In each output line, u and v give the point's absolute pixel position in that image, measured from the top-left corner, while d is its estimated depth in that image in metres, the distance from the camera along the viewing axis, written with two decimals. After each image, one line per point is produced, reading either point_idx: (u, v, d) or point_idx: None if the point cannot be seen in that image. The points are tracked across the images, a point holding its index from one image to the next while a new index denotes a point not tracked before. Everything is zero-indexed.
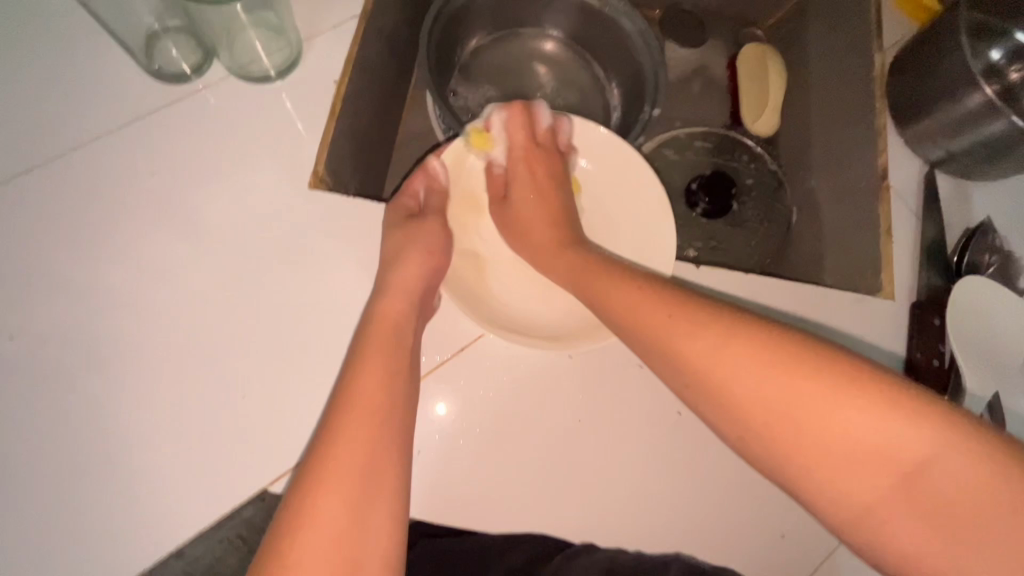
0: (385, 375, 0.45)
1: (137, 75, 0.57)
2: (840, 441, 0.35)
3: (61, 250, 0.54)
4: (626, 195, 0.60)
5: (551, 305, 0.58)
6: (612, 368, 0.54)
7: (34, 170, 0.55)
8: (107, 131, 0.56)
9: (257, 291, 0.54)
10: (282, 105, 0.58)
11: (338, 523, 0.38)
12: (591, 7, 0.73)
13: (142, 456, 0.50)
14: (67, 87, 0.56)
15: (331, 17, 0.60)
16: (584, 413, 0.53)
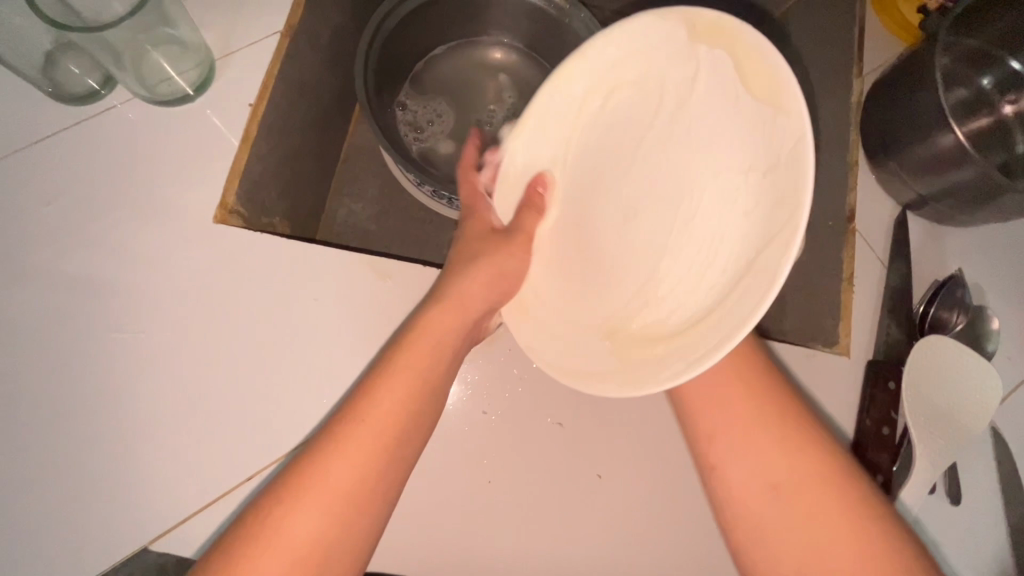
0: (409, 381, 0.43)
1: (42, 94, 0.54)
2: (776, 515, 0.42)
3: None
4: (715, 103, 0.39)
5: (658, 305, 0.42)
6: (530, 426, 0.51)
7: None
8: (4, 154, 0.53)
9: (156, 329, 0.50)
10: (193, 129, 0.54)
11: (307, 522, 0.37)
12: (547, 15, 0.67)
13: (14, 509, 0.47)
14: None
15: (249, 32, 0.56)
16: (495, 473, 0.50)
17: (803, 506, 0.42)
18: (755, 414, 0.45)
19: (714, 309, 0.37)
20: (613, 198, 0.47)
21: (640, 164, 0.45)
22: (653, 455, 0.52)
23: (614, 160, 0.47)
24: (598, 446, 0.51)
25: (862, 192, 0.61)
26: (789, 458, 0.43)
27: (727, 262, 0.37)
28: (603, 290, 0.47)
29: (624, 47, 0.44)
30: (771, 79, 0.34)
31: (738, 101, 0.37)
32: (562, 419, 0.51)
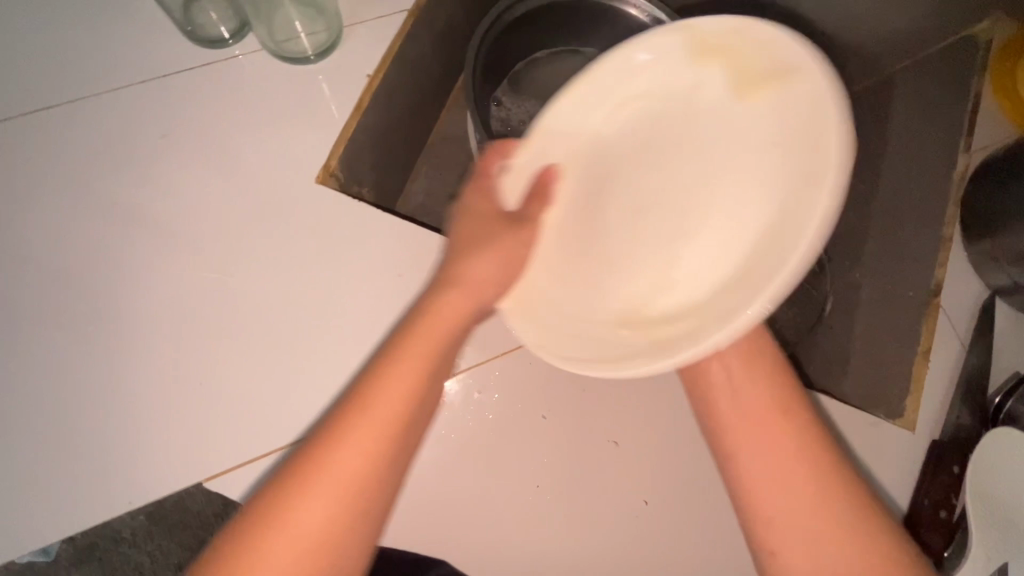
0: (421, 360, 0.41)
1: (174, 32, 0.56)
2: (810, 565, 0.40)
3: (61, 191, 0.52)
4: (676, 67, 0.46)
5: (672, 288, 0.44)
6: (585, 438, 0.51)
7: (55, 107, 0.54)
8: (132, 82, 0.55)
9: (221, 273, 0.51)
10: (310, 89, 0.55)
11: (315, 514, 0.36)
12: None
13: (81, 420, 0.48)
14: (105, 30, 0.56)
15: (378, 7, 0.57)
16: (544, 479, 0.50)
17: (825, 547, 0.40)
18: (776, 443, 0.43)
19: (701, 310, 0.41)
20: (652, 167, 0.47)
21: (670, 146, 0.46)
22: (704, 493, 0.51)
23: (635, 149, 0.47)
24: (649, 472, 0.51)
25: (950, 269, 0.60)
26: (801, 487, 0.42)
27: (755, 227, 0.40)
28: (613, 272, 0.47)
29: (620, 72, 0.47)
30: (767, 79, 0.41)
31: (763, 116, 0.42)
32: (617, 437, 0.51)
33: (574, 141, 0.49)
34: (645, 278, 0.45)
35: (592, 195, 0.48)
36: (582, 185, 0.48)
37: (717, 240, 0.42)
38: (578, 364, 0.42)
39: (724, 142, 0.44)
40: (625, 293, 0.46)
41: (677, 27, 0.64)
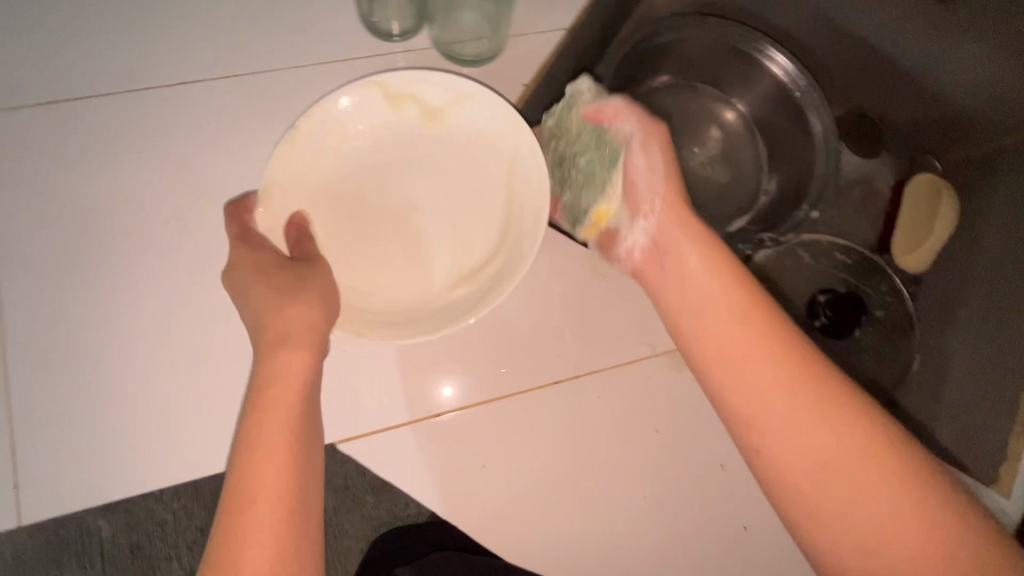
0: (300, 344, 0.47)
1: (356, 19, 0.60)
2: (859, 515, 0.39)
3: (244, 160, 0.58)
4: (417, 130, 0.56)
5: (413, 266, 0.55)
6: (692, 458, 0.52)
7: (240, 80, 0.59)
8: (312, 66, 0.60)
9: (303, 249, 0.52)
10: None
11: (276, 463, 0.43)
12: (786, 88, 0.70)
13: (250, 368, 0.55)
14: (294, 8, 0.60)
15: (541, 25, 0.61)
16: (649, 491, 0.52)
17: (865, 482, 0.39)
18: (768, 387, 0.43)
19: (497, 255, 0.54)
20: (381, 204, 0.55)
21: (400, 167, 0.56)
22: None
23: (371, 168, 0.56)
24: (752, 499, 0.52)
25: None
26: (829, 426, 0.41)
27: (484, 240, 0.55)
28: (372, 275, 0.54)
29: (357, 103, 0.55)
30: (447, 109, 0.56)
31: (467, 134, 0.56)
32: (723, 460, 0.52)
33: (297, 189, 0.54)
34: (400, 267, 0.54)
35: (353, 228, 0.54)
36: (335, 215, 0.54)
37: (442, 214, 0.56)
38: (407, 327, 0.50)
39: (411, 153, 0.56)
40: (386, 280, 0.54)
41: (803, 80, 0.69)
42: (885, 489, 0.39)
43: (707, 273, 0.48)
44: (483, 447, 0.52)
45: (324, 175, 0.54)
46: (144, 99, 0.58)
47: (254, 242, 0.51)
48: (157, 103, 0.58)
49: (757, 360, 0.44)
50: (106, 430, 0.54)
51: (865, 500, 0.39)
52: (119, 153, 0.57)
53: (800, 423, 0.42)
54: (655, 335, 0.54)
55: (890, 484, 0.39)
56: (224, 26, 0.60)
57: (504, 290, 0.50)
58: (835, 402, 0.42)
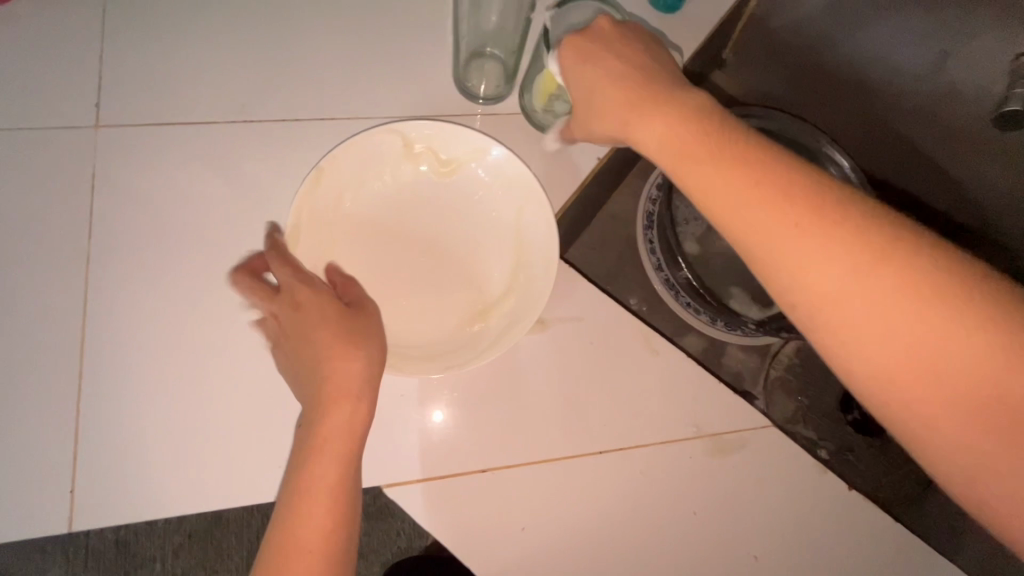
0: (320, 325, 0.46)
1: (443, 61, 0.59)
2: (946, 419, 0.30)
3: (282, 182, 0.54)
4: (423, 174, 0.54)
5: (417, 319, 0.52)
6: (725, 547, 0.52)
7: (291, 97, 0.55)
8: (374, 96, 0.57)
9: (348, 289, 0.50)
10: (540, 154, 0.59)
11: (327, 482, 0.43)
12: None
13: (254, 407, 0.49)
14: (378, 36, 0.58)
15: None
16: (682, 573, 0.52)
17: (954, 353, 0.29)
18: (869, 289, 0.31)
19: (489, 315, 0.52)
20: (404, 237, 0.53)
21: (423, 209, 0.54)
22: None
23: (399, 211, 0.53)
24: None
25: None
26: (892, 312, 0.31)
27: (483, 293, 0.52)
28: (403, 313, 0.52)
29: (388, 155, 0.53)
30: (457, 162, 0.54)
31: (487, 175, 0.54)
32: (756, 551, 0.52)
33: (326, 230, 0.51)
34: (408, 313, 0.52)
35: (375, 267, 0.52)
36: (361, 259, 0.52)
37: (442, 264, 0.53)
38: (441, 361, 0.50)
39: (413, 199, 0.54)
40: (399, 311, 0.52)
41: (857, 183, 0.72)
42: (966, 352, 0.29)
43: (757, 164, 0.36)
44: (520, 511, 0.51)
45: (360, 221, 0.52)
46: (201, 106, 0.54)
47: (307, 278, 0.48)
48: (215, 110, 0.54)
49: (799, 227, 0.33)
50: (94, 449, 0.47)
51: (949, 383, 0.30)
52: (172, 155, 0.53)
53: (888, 302, 0.31)
54: (702, 418, 0.55)
55: (958, 331, 0.29)
56: (299, 43, 0.57)
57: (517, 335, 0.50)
58: (886, 266, 0.31)
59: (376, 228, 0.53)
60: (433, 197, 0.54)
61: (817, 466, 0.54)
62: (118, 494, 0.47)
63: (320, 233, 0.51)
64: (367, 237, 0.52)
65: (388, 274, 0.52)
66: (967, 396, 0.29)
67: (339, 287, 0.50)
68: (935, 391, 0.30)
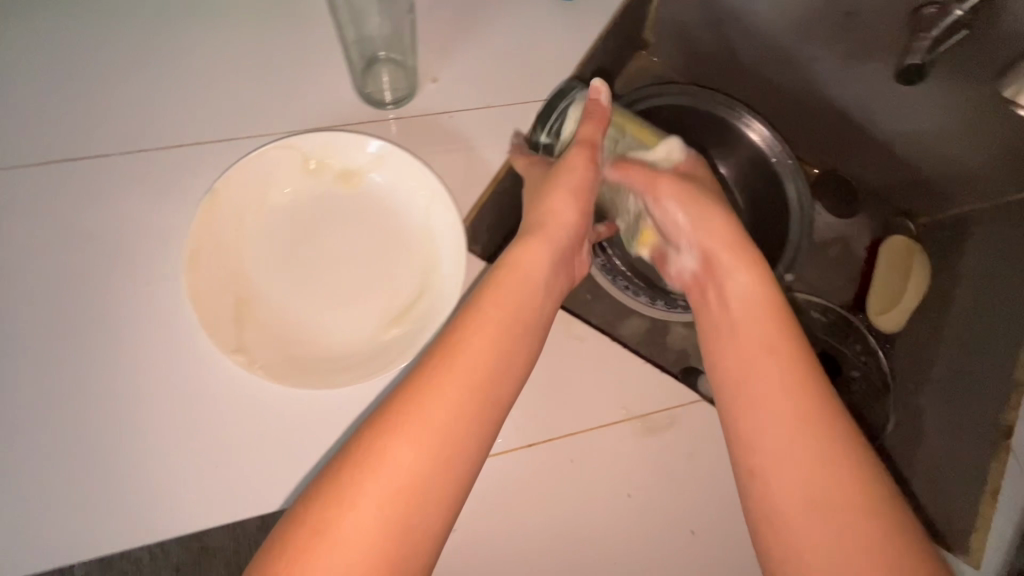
0: (489, 342, 0.46)
1: (342, 72, 0.59)
2: (799, 520, 0.39)
3: (183, 207, 0.53)
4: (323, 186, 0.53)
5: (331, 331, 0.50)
6: (660, 525, 0.53)
7: (192, 123, 0.55)
8: (278, 114, 0.57)
9: (253, 307, 0.49)
10: (451, 154, 0.59)
11: (405, 469, 0.39)
12: (761, 155, 0.74)
13: (168, 438, 0.48)
14: (273, 54, 0.58)
15: (525, 91, 0.62)
16: (619, 556, 0.52)
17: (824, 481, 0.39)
18: (777, 422, 0.42)
19: (402, 320, 0.51)
20: (313, 245, 0.52)
21: (330, 217, 0.53)
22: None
23: (303, 223, 0.52)
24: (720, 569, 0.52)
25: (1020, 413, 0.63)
26: (805, 441, 0.41)
27: (394, 300, 0.51)
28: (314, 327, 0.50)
29: (287, 169, 0.53)
30: (357, 171, 0.54)
31: (389, 181, 0.54)
32: (693, 526, 0.53)
33: (222, 253, 0.50)
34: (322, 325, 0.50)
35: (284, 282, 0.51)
36: (267, 272, 0.50)
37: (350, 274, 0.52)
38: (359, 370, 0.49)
39: (314, 212, 0.53)
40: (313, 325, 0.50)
41: (779, 148, 0.72)
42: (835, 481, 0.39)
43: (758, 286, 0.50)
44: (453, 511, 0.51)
45: (264, 235, 0.51)
46: (101, 139, 0.54)
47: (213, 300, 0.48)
48: (111, 143, 0.54)
49: (771, 363, 0.45)
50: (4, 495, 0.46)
51: (813, 508, 0.39)
52: (68, 190, 0.52)
53: (807, 440, 0.41)
54: (631, 400, 0.55)
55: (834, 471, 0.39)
56: (193, 69, 0.57)
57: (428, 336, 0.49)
58: (814, 418, 0.41)
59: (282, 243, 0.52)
60: (334, 207, 0.53)
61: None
62: (29, 539, 0.46)
63: (225, 252, 0.50)
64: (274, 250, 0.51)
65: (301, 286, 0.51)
66: (822, 510, 0.38)
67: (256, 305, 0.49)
68: (803, 496, 0.39)
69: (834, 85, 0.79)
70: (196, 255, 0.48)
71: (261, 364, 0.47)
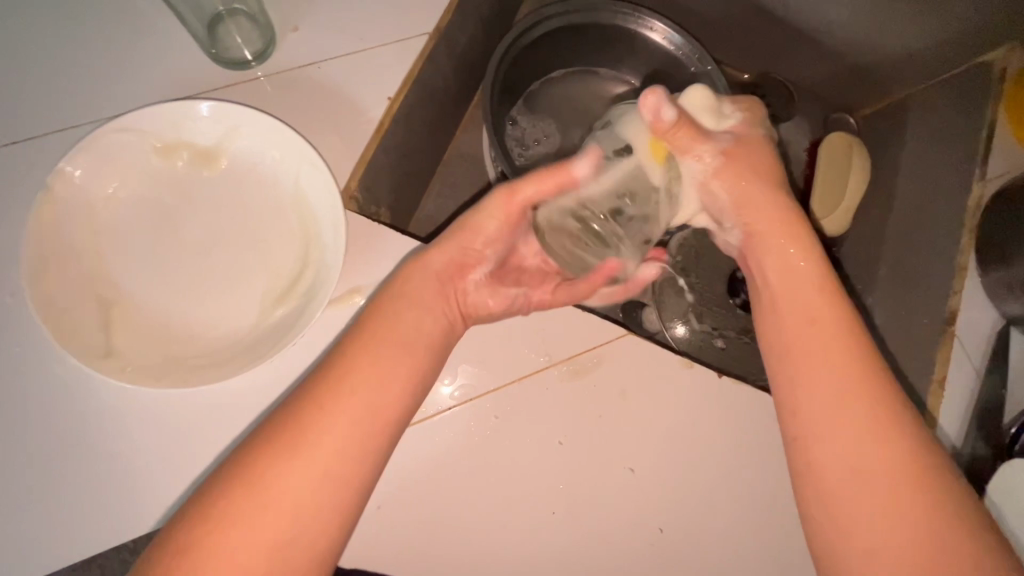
0: (392, 357, 0.41)
1: (183, 39, 0.52)
2: (859, 493, 0.37)
3: (24, 209, 0.47)
4: (175, 171, 0.48)
5: (212, 319, 0.46)
6: (598, 467, 0.50)
7: (25, 115, 0.49)
8: (120, 94, 0.50)
9: (118, 308, 0.45)
10: (323, 110, 0.53)
11: (327, 441, 0.37)
12: (675, 60, 0.68)
13: (48, 462, 0.44)
14: (99, 29, 0.51)
15: (399, 28, 0.56)
16: (558, 504, 0.50)
17: (888, 470, 0.37)
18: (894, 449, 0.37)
19: (286, 300, 0.47)
20: (175, 234, 0.47)
21: (190, 201, 0.48)
22: (717, 523, 0.51)
23: (160, 209, 0.47)
24: (664, 501, 0.50)
25: (965, 296, 0.59)
26: (857, 414, 0.38)
27: (277, 281, 0.47)
28: (193, 317, 0.46)
29: (126, 153, 0.46)
30: (213, 148, 0.48)
31: (252, 151, 0.48)
32: (632, 464, 0.51)
33: (76, 250, 0.45)
34: (202, 316, 0.46)
35: (152, 274, 0.46)
36: (131, 269, 0.46)
37: (226, 260, 0.47)
38: (244, 356, 0.45)
39: (170, 199, 0.47)
40: (190, 316, 0.46)
41: (694, 50, 0.66)
42: (882, 461, 0.37)
43: (805, 271, 0.44)
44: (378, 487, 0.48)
45: (119, 230, 0.46)
46: None
47: (64, 307, 0.43)
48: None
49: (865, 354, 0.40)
50: None
51: (877, 501, 0.36)
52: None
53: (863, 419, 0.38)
54: (553, 344, 0.52)
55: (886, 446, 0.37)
56: (9, 61, 0.50)
57: (313, 314, 0.45)
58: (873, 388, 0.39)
59: (142, 234, 0.46)
60: (191, 190, 0.48)
61: (681, 360, 0.53)
62: None
63: (79, 251, 0.45)
64: (134, 245, 0.46)
65: (170, 279, 0.46)
66: (872, 479, 0.37)
67: (118, 307, 0.45)
68: (843, 457, 0.38)
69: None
70: (45, 262, 0.43)
71: (131, 366, 0.43)
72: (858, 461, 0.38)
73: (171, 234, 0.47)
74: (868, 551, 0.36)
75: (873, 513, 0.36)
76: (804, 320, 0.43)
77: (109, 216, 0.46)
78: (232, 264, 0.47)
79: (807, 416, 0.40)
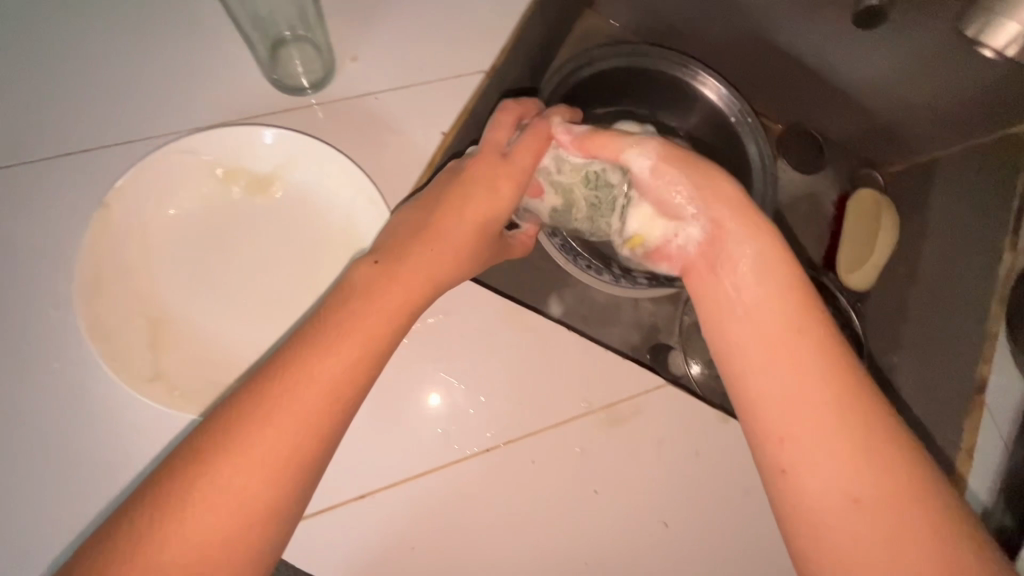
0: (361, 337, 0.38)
1: (244, 59, 0.52)
2: (814, 480, 0.36)
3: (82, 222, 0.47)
4: (230, 193, 0.48)
5: (258, 345, 0.46)
6: (631, 518, 0.50)
7: (88, 129, 0.49)
8: (182, 112, 0.51)
9: (165, 330, 0.44)
10: (379, 141, 0.54)
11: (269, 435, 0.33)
12: (719, 110, 0.69)
13: (75, 483, 0.42)
14: (161, 44, 0.52)
15: (458, 65, 0.56)
16: (590, 554, 0.49)
17: (835, 457, 0.35)
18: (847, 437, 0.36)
19: None
20: (227, 258, 0.47)
21: (244, 225, 0.47)
22: None
23: (214, 231, 0.47)
24: (696, 557, 0.50)
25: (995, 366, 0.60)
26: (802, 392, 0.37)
27: None
28: (239, 343, 0.45)
29: (184, 173, 0.46)
30: (269, 173, 0.48)
31: (307, 179, 0.49)
32: (665, 516, 0.50)
33: (128, 269, 0.44)
34: (248, 341, 0.45)
35: (202, 297, 0.46)
36: (180, 290, 0.45)
37: (275, 286, 0.47)
38: None
39: (224, 222, 0.47)
40: (236, 342, 0.45)
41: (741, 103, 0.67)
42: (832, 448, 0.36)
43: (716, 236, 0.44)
44: (412, 526, 0.47)
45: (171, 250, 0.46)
46: None
47: (115, 328, 0.42)
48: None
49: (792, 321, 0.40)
50: None
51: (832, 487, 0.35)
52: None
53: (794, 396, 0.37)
54: (592, 391, 0.52)
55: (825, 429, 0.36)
56: (68, 69, 0.50)
57: None
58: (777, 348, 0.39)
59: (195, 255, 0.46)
60: (245, 213, 0.48)
61: (718, 415, 0.53)
62: None
63: (129, 269, 0.44)
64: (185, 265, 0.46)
65: (219, 302, 0.46)
66: (828, 467, 0.35)
67: (165, 328, 0.44)
68: (797, 442, 0.37)
69: (796, 33, 0.72)
70: (97, 279, 0.43)
71: (178, 391, 0.43)
72: (811, 443, 0.36)
73: (223, 257, 0.47)
74: (826, 538, 0.35)
75: (829, 499, 0.35)
76: (772, 301, 0.41)
77: (162, 235, 0.46)
78: (282, 291, 0.47)
79: (753, 391, 0.39)
